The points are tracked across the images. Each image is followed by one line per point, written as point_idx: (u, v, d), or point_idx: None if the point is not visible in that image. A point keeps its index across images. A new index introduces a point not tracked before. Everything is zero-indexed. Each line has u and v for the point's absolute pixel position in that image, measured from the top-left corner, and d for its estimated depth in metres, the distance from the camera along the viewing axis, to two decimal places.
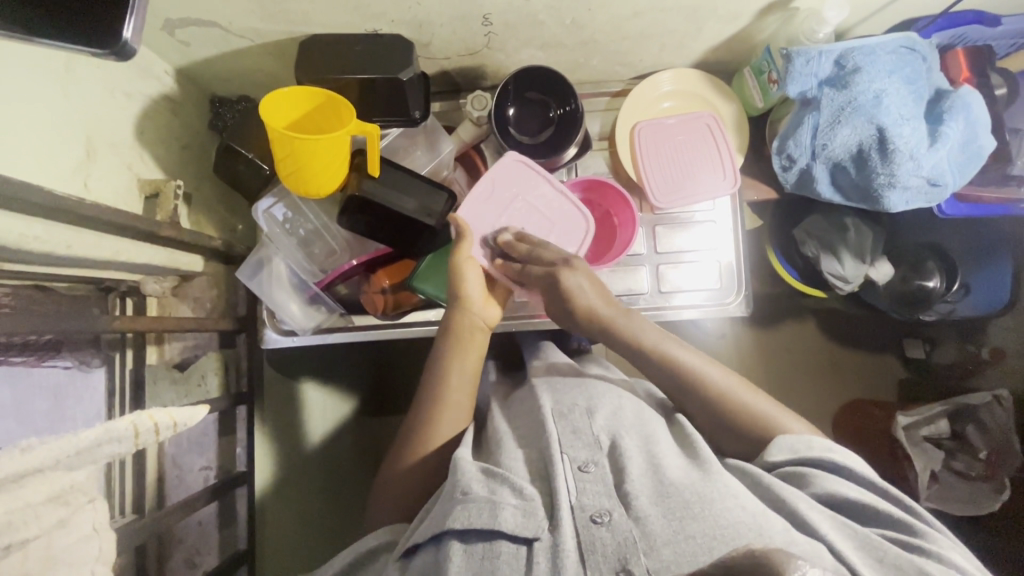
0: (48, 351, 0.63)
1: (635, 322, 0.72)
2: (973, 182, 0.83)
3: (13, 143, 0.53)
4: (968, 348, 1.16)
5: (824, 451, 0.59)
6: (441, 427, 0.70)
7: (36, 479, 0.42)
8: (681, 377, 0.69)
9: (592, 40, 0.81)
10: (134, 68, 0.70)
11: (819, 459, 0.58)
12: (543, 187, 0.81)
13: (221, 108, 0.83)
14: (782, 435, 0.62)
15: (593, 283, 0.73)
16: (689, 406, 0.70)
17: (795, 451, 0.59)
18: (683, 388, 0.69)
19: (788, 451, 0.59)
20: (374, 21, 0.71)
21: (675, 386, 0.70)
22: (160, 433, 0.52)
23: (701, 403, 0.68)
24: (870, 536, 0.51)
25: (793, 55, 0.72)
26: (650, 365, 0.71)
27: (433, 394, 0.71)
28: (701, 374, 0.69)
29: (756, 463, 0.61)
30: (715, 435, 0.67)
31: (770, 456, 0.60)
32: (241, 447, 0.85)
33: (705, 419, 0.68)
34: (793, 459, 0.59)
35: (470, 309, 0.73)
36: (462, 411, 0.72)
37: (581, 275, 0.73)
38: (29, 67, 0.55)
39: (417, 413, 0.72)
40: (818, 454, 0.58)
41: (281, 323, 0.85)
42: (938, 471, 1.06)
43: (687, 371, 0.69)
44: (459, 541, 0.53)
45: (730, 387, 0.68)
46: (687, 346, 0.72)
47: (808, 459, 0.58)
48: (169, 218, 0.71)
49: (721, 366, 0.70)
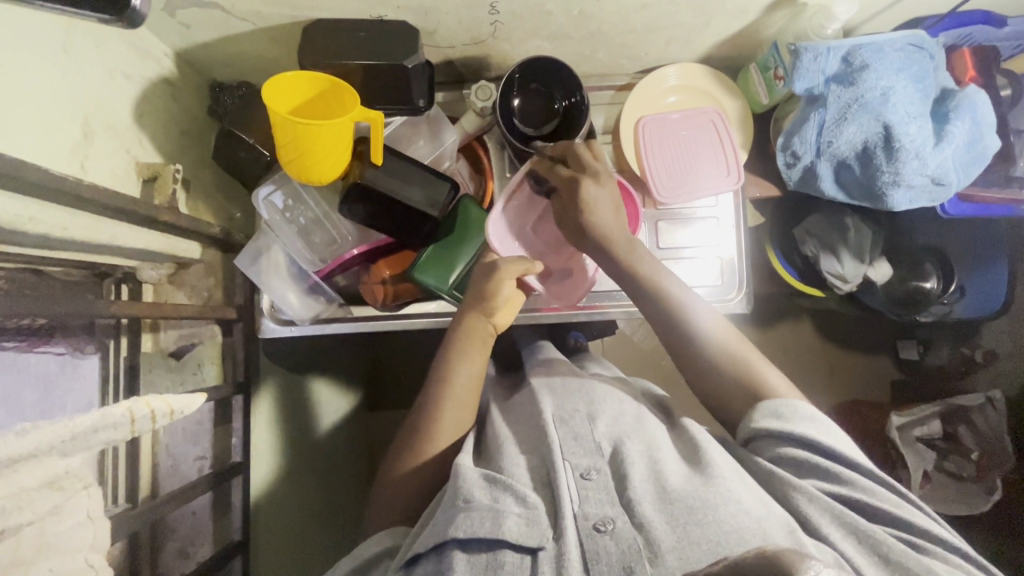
0: (41, 337, 0.61)
1: (639, 251, 0.71)
2: (976, 184, 0.83)
3: (13, 124, 0.52)
4: (962, 351, 1.17)
5: (804, 422, 0.58)
6: (445, 422, 0.70)
7: (31, 464, 0.40)
8: (681, 325, 0.69)
9: (599, 32, 0.80)
10: (133, 50, 0.69)
11: (805, 436, 0.57)
12: None
13: (222, 94, 0.82)
14: (767, 400, 0.62)
15: (611, 201, 0.71)
16: (698, 382, 0.69)
17: (779, 416, 0.59)
18: (677, 333, 0.69)
19: (771, 416, 0.59)
20: (379, 8, 0.70)
21: (676, 342, 0.70)
22: (156, 421, 0.51)
23: (704, 373, 0.68)
24: (873, 532, 0.51)
25: (802, 50, 0.71)
26: (653, 304, 0.70)
27: (437, 393, 0.71)
28: (693, 329, 0.68)
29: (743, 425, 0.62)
30: (724, 406, 0.67)
31: (754, 421, 0.60)
32: (236, 437, 0.82)
33: (711, 392, 0.68)
34: (775, 427, 0.58)
35: (486, 314, 0.74)
36: (466, 410, 0.71)
37: (603, 189, 0.70)
38: (27, 42, 0.53)
39: (421, 411, 0.71)
40: (802, 428, 0.57)
41: (280, 313, 0.83)
42: (931, 470, 1.07)
43: (684, 317, 0.69)
44: (462, 550, 0.52)
45: (725, 340, 0.68)
46: (694, 295, 0.71)
47: (790, 432, 0.57)
48: (168, 202, 0.70)
49: (724, 324, 0.70)
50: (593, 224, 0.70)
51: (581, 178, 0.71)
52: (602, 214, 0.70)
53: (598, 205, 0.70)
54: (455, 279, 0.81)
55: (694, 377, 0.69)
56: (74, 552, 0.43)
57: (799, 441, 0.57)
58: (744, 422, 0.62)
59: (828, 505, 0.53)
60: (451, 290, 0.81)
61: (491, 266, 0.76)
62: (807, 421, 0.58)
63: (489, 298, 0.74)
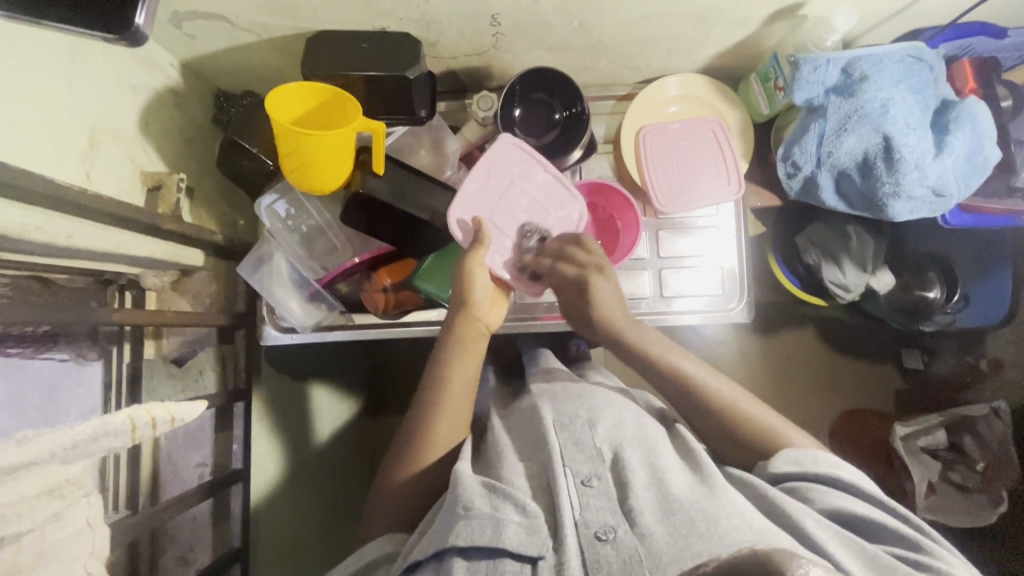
0: (46, 342, 0.61)
1: (644, 335, 0.72)
2: (977, 194, 0.83)
3: (18, 137, 0.53)
4: (966, 359, 1.15)
5: (828, 467, 0.59)
6: (439, 430, 0.69)
7: (34, 471, 0.41)
8: (695, 398, 0.69)
9: (600, 43, 0.80)
10: (140, 60, 0.70)
11: (823, 476, 0.58)
12: (536, 174, 0.81)
13: (227, 104, 0.83)
14: (786, 448, 0.62)
15: (619, 294, 0.73)
16: (688, 415, 0.70)
17: (799, 463, 0.60)
18: (680, 391, 0.70)
19: (793, 464, 0.60)
20: (382, 19, 0.71)
21: (672, 392, 0.71)
22: (156, 428, 0.52)
23: (711, 417, 0.68)
24: (879, 554, 0.52)
25: (801, 62, 0.72)
26: (656, 376, 0.72)
27: (431, 397, 0.71)
28: (707, 391, 0.69)
29: (760, 475, 0.62)
30: (718, 444, 0.68)
31: (774, 468, 0.61)
32: (238, 444, 0.84)
33: (709, 435, 0.69)
34: (798, 472, 0.59)
35: (475, 313, 0.73)
36: (461, 419, 0.71)
37: (610, 284, 0.73)
38: (35, 56, 0.54)
39: (417, 414, 0.71)
40: (822, 469, 0.59)
41: (281, 320, 0.85)
42: (936, 482, 1.07)
43: (685, 379, 0.70)
44: (462, 557, 0.52)
45: (736, 400, 0.68)
46: (688, 354, 0.73)
47: (812, 472, 0.59)
48: (171, 211, 0.71)
49: (707, 367, 0.72)
50: (603, 315, 0.73)
51: (587, 275, 0.73)
52: (609, 307, 0.72)
53: (606, 300, 0.72)
54: None
55: (680, 405, 0.71)
56: (74, 559, 0.43)
57: (821, 479, 0.58)
58: (761, 467, 0.62)
59: (836, 529, 0.53)
60: (451, 300, 0.82)
61: (459, 266, 0.73)
62: (829, 467, 0.59)
63: (466, 294, 0.72)
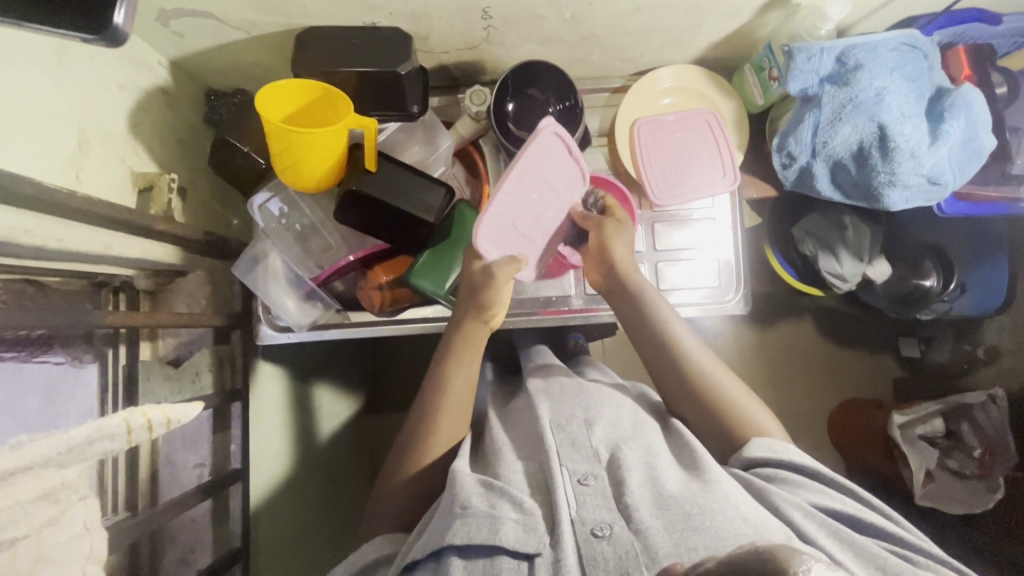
0: (40, 346, 0.61)
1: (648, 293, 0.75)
2: (973, 182, 0.82)
3: (9, 145, 0.52)
4: (964, 348, 1.16)
5: (799, 455, 0.60)
6: (442, 428, 0.69)
7: (27, 476, 0.41)
8: (701, 397, 0.68)
9: (592, 35, 0.80)
10: (128, 60, 0.69)
11: (795, 463, 0.59)
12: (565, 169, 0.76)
13: (217, 101, 0.83)
14: (757, 437, 0.63)
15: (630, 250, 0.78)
16: (684, 412, 0.70)
17: (772, 450, 0.60)
18: (670, 363, 0.71)
19: (767, 450, 0.60)
20: (372, 14, 0.70)
21: (669, 379, 0.71)
22: (153, 430, 0.51)
23: (714, 416, 0.67)
24: (868, 545, 0.51)
25: (795, 51, 0.71)
26: (658, 345, 0.72)
27: (433, 395, 0.71)
28: (713, 384, 0.68)
29: (733, 461, 0.62)
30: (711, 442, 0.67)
31: (748, 453, 0.61)
32: (236, 443, 0.84)
33: (693, 418, 0.69)
34: (772, 458, 0.60)
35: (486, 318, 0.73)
36: (463, 416, 0.71)
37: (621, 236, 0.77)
38: (20, 55, 0.54)
39: (419, 415, 0.71)
40: (794, 457, 0.60)
41: (277, 319, 0.84)
42: (933, 469, 1.06)
43: (681, 350, 0.71)
44: (460, 556, 0.52)
45: (742, 401, 0.67)
46: (689, 332, 0.74)
47: (787, 460, 0.59)
48: (163, 211, 0.71)
49: (720, 364, 0.71)
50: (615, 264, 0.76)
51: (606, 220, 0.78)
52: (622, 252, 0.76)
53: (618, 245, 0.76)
54: (451, 285, 0.82)
55: (679, 405, 0.71)
56: (71, 564, 0.43)
57: (796, 468, 0.59)
58: (735, 456, 0.62)
59: (823, 521, 0.53)
60: (447, 296, 0.82)
61: (486, 275, 0.72)
62: (799, 455, 0.60)
63: (487, 305, 0.72)
